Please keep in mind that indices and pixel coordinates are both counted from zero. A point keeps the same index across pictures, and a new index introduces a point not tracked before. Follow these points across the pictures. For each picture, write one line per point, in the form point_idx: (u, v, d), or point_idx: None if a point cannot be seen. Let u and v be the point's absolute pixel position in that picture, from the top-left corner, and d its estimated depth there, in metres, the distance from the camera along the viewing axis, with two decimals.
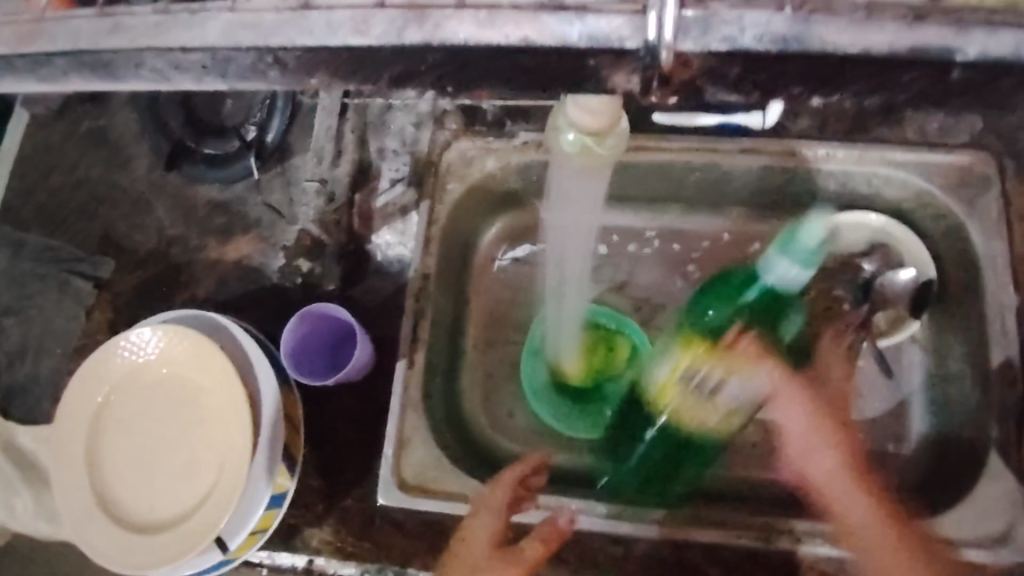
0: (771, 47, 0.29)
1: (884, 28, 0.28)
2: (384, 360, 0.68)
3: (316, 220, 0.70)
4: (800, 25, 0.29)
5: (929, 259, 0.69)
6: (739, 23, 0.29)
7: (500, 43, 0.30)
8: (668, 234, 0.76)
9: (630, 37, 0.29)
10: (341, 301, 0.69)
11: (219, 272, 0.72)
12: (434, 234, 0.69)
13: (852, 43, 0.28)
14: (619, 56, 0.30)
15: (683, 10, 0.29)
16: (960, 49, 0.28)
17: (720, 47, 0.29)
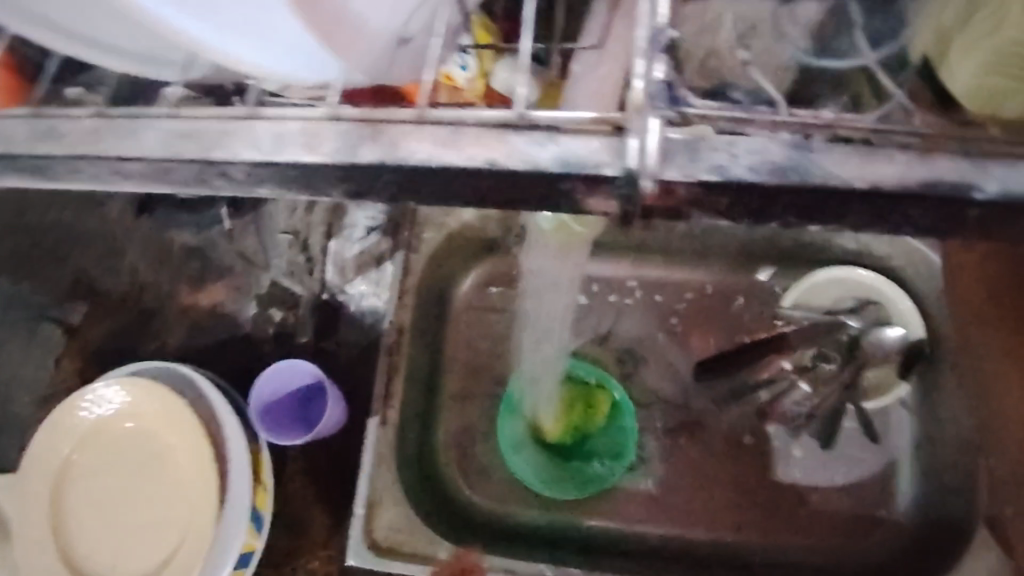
0: (767, 177, 0.27)
1: (893, 162, 0.27)
2: (356, 415, 0.66)
3: (287, 270, 0.70)
4: (799, 155, 0.27)
5: (919, 317, 0.66)
6: (732, 150, 0.27)
7: (461, 163, 0.28)
8: (650, 285, 0.74)
9: (608, 163, 0.28)
10: (314, 353, 0.68)
11: (191, 319, 0.71)
12: (409, 285, 0.68)
13: (856, 178, 0.27)
14: (596, 183, 0.28)
15: (671, 133, 0.28)
16: (978, 187, 0.27)
17: (706, 181, 0.27)
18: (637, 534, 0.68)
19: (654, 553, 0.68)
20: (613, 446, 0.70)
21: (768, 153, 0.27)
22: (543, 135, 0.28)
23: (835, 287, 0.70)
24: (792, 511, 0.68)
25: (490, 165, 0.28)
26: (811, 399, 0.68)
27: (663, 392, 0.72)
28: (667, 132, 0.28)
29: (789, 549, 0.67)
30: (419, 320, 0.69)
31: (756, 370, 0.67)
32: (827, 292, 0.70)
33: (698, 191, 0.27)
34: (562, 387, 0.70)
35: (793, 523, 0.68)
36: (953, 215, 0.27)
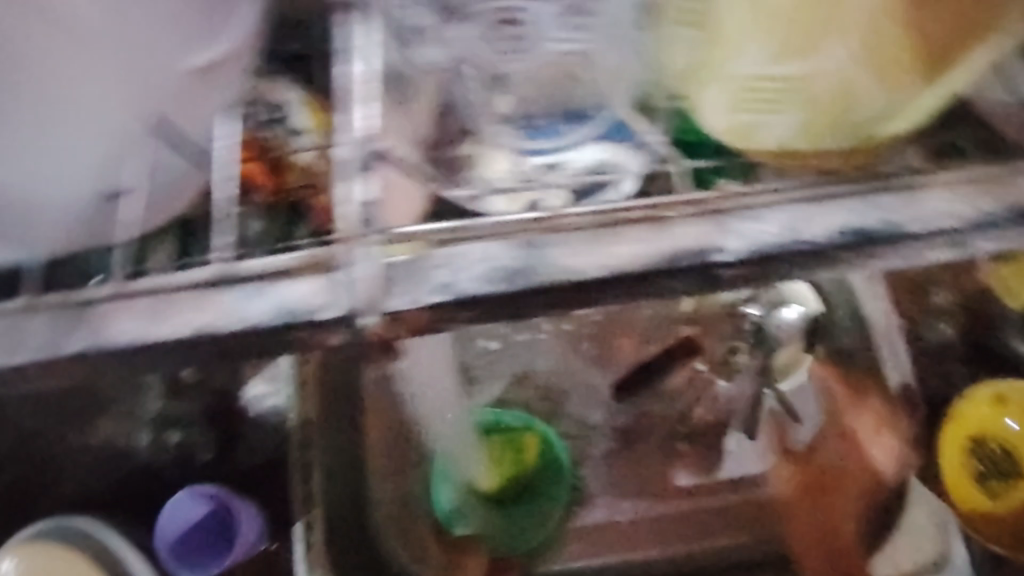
0: (491, 286, 0.32)
1: (625, 243, 0.32)
2: (280, 523, 0.63)
3: (172, 388, 0.64)
4: (547, 255, 0.32)
5: (813, 292, 0.67)
6: (451, 267, 0.32)
7: (170, 334, 0.31)
8: (557, 314, 0.72)
9: (327, 304, 0.31)
10: (222, 468, 0.64)
11: (81, 463, 0.65)
12: (307, 374, 0.64)
13: (595, 266, 0.32)
14: (321, 324, 0.31)
15: (393, 261, 0.32)
16: (719, 249, 0.32)
17: (428, 300, 0.31)
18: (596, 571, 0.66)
19: None
20: (551, 481, 0.67)
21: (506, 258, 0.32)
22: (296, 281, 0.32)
23: None
24: (742, 507, 0.67)
25: (206, 322, 0.31)
26: (730, 391, 0.68)
27: (591, 419, 0.70)
28: (385, 260, 0.32)
29: (745, 544, 0.67)
30: (326, 409, 0.65)
31: (671, 377, 0.68)
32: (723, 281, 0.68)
33: (428, 310, 0.31)
34: (479, 436, 0.65)
35: (744, 519, 0.67)
36: (713, 272, 0.32)
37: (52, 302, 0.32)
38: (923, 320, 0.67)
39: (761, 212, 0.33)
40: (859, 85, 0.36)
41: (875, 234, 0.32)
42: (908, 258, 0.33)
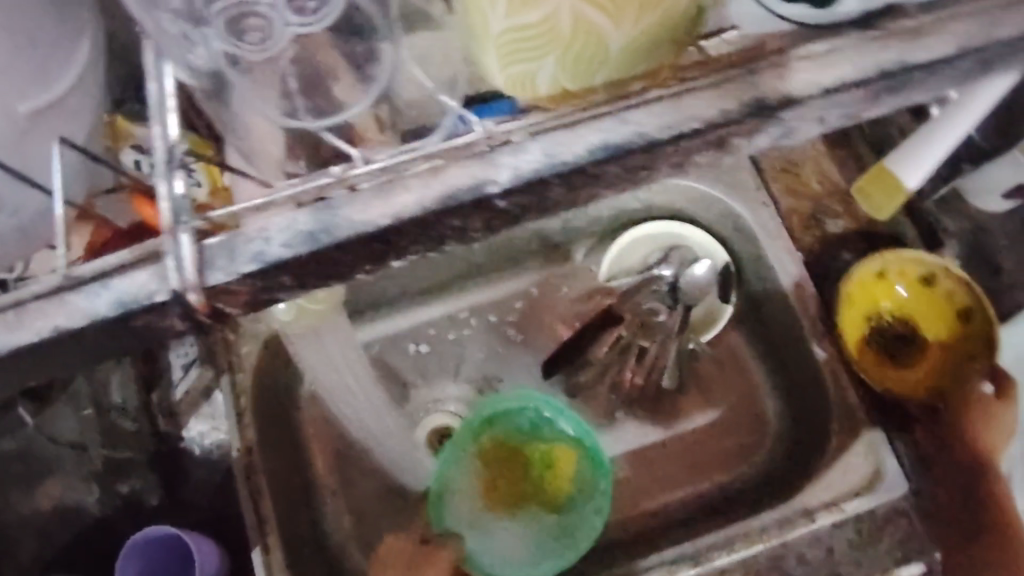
0: (289, 250, 0.32)
1: (409, 191, 0.33)
2: (239, 553, 0.64)
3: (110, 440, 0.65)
4: (333, 217, 0.33)
5: (718, 244, 0.70)
6: (264, 235, 0.32)
7: (32, 337, 0.32)
8: (482, 309, 0.75)
9: (157, 290, 0.32)
10: (175, 509, 0.65)
11: (33, 528, 0.64)
12: (245, 405, 0.65)
13: (383, 217, 0.33)
14: (157, 309, 0.32)
15: (209, 242, 0.33)
16: (493, 181, 0.33)
17: (242, 271, 0.32)
18: None
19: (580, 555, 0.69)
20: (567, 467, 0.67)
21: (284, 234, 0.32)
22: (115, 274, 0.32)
23: (641, 243, 0.72)
24: (686, 459, 0.70)
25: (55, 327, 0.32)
26: (655, 352, 0.70)
27: None
28: (204, 242, 0.33)
29: (687, 496, 0.69)
30: (269, 435, 0.66)
31: (597, 347, 0.71)
32: (633, 252, 0.72)
33: (256, 277, 0.32)
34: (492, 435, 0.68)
35: (690, 469, 0.70)
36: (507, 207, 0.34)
37: None
38: (826, 250, 0.68)
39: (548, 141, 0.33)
40: (596, 31, 0.33)
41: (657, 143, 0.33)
42: (686, 158, 0.35)
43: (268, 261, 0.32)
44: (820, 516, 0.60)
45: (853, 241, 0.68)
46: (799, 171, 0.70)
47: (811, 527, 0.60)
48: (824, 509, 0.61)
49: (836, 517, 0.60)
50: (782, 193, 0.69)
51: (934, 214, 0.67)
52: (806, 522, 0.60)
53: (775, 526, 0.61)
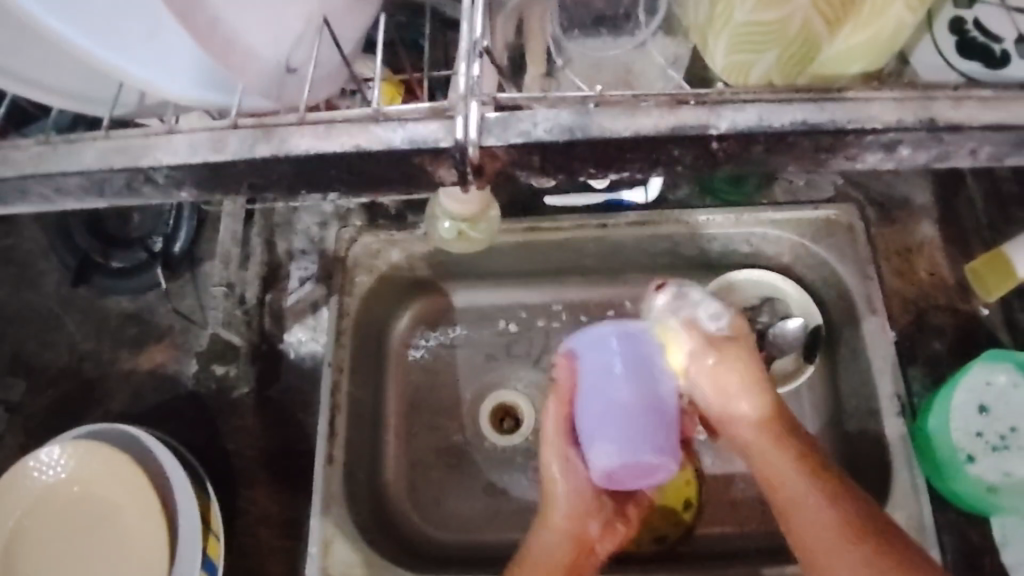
0: (558, 136, 0.35)
1: (654, 116, 0.35)
2: (299, 457, 0.70)
3: (224, 322, 0.71)
4: (684, 122, 0.35)
5: (811, 304, 0.72)
6: (533, 119, 0.35)
7: (337, 151, 0.35)
8: (575, 306, 0.79)
9: (443, 137, 0.35)
10: (257, 401, 0.71)
11: (133, 384, 0.73)
12: (346, 326, 0.71)
13: (626, 128, 0.35)
14: (438, 156, 0.35)
15: (487, 113, 0.35)
16: (713, 125, 0.35)
17: (513, 142, 0.35)
18: None
19: None
20: None
21: (766, 103, 0.36)
22: (603, 104, 0.36)
23: (739, 288, 0.73)
24: (728, 501, 0.71)
25: (345, 156, 0.36)
26: None
27: None
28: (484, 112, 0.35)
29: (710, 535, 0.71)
30: (357, 359, 0.72)
31: None
32: (732, 295, 0.73)
33: (514, 152, 0.35)
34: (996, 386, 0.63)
35: (728, 509, 0.71)
36: (789, 142, 0.36)
37: (171, 130, 0.37)
38: (920, 337, 0.68)
39: (887, 104, 0.36)
40: (818, 34, 0.46)
41: (833, 130, 0.35)
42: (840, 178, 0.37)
43: (530, 139, 0.35)
44: None
45: (950, 336, 0.68)
46: (913, 257, 0.71)
47: None
48: None
49: None
50: (893, 274, 0.70)
51: None
52: None
53: None
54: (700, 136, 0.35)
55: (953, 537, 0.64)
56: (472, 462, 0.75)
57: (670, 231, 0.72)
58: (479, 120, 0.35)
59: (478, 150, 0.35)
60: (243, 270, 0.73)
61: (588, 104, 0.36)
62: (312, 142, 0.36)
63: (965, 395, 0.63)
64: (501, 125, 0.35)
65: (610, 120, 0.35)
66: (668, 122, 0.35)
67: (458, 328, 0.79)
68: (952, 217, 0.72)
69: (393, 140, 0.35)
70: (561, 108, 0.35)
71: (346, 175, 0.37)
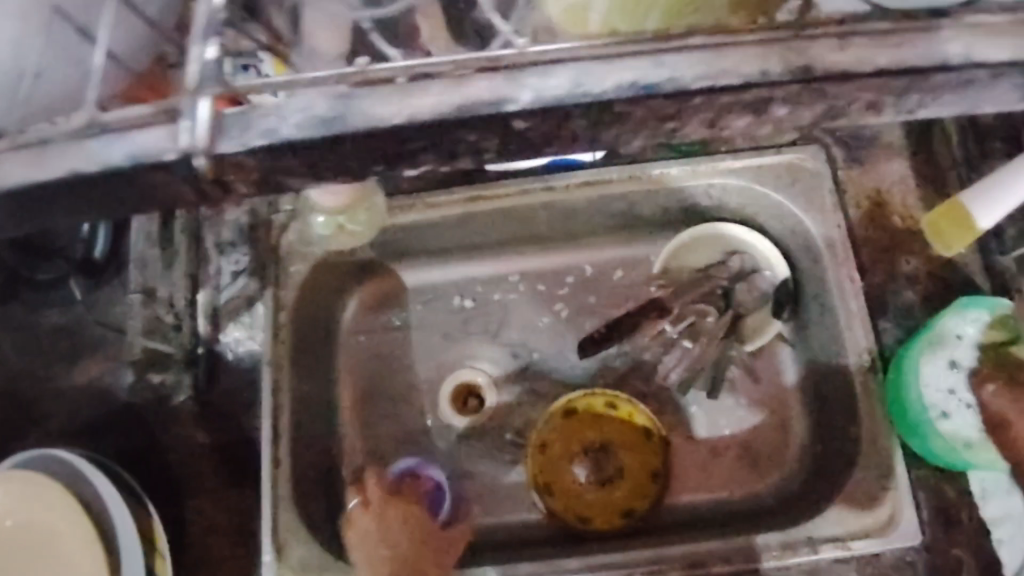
0: (304, 130, 0.35)
1: (430, 95, 0.34)
2: (247, 460, 0.67)
3: (144, 330, 0.69)
4: (471, 98, 0.34)
5: (780, 258, 0.66)
6: (280, 114, 0.35)
7: (51, 176, 0.36)
8: (532, 276, 0.74)
9: (165, 148, 0.35)
10: (198, 406, 0.68)
11: (71, 399, 0.70)
12: (282, 321, 0.67)
13: (396, 113, 0.34)
14: (157, 167, 0.35)
15: (226, 111, 0.35)
16: (512, 99, 0.34)
17: (252, 144, 0.35)
18: (524, 523, 0.69)
19: (545, 542, 0.68)
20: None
21: (583, 62, 0.34)
22: (371, 85, 0.35)
23: (703, 243, 0.69)
24: (703, 468, 0.68)
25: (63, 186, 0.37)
26: (695, 352, 0.68)
27: (559, 377, 0.72)
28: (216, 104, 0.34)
29: (681, 505, 0.67)
30: (301, 354, 0.69)
31: (637, 336, 0.68)
32: (698, 249, 0.69)
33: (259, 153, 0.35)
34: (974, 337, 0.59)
35: (704, 477, 0.67)
36: None
37: None
38: (890, 286, 0.64)
39: None
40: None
41: None
42: None
43: (264, 141, 0.35)
44: (823, 549, 0.59)
45: (923, 281, 0.64)
46: (882, 198, 0.66)
47: (812, 557, 0.59)
48: (830, 541, 0.59)
49: (840, 553, 0.59)
50: (860, 218, 0.65)
51: (1012, 273, 0.63)
52: (808, 552, 0.59)
53: (777, 547, 0.60)
54: (498, 111, 0.34)
55: (931, 493, 0.61)
56: (432, 449, 0.71)
57: (620, 189, 0.68)
58: (212, 124, 0.35)
59: (210, 159, 0.35)
60: (172, 272, 0.70)
61: (347, 86, 0.35)
62: (33, 168, 0.37)
63: (934, 346, 0.59)
64: (242, 127, 0.35)
65: (370, 105, 0.35)
66: (447, 101, 0.34)
67: (405, 314, 0.74)
68: (924, 151, 0.66)
69: (119, 158, 0.35)
70: (314, 101, 0.35)
71: (82, 197, 0.37)
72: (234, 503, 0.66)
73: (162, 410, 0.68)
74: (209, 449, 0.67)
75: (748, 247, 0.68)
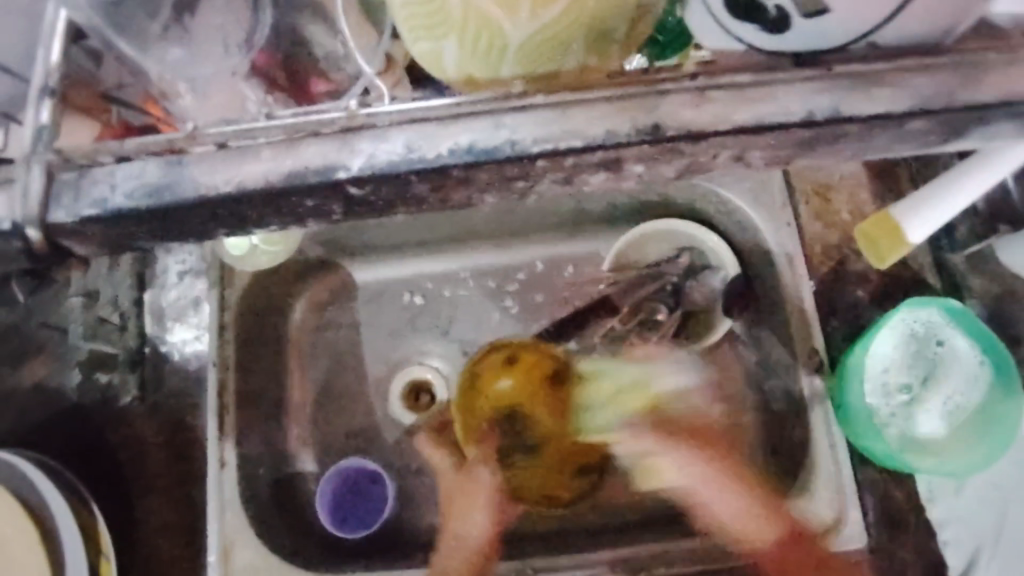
0: (139, 200, 0.34)
1: (261, 158, 0.34)
2: (195, 462, 0.66)
3: (88, 335, 0.66)
4: (314, 162, 0.34)
5: (729, 254, 0.65)
6: (110, 181, 0.34)
7: None
8: (482, 273, 0.73)
9: (5, 215, 0.34)
10: (145, 408, 0.67)
11: (16, 399, 0.68)
12: (229, 320, 0.66)
13: (224, 180, 0.34)
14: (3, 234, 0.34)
15: (63, 176, 0.34)
16: (343, 167, 0.34)
17: (82, 215, 0.34)
18: None
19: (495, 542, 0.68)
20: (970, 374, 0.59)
21: (417, 126, 0.34)
22: (209, 152, 0.34)
23: (652, 241, 0.68)
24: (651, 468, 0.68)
25: None
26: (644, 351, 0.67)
27: None
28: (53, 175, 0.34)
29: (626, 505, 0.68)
30: (248, 353, 0.68)
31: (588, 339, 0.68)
32: (647, 246, 0.68)
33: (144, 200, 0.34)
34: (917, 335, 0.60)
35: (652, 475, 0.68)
36: None
37: None
38: (841, 284, 0.64)
39: None
40: (494, 22, 0.33)
41: None
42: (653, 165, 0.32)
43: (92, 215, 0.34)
44: None
45: (872, 279, 0.63)
46: (833, 196, 0.65)
47: None
48: None
49: None
50: (810, 216, 0.65)
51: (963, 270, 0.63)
52: None
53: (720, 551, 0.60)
54: (330, 181, 0.34)
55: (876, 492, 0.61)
56: (384, 446, 0.71)
57: None
58: (44, 194, 0.34)
59: (42, 230, 0.34)
60: (116, 270, 0.68)
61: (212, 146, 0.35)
62: None
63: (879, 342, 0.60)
64: (72, 196, 0.34)
65: (197, 174, 0.34)
66: (273, 171, 0.34)
67: (355, 309, 0.74)
68: None
69: None
70: (143, 168, 0.34)
71: None
72: (183, 505, 0.66)
73: (110, 412, 0.67)
74: (157, 450, 0.67)
75: (699, 245, 0.67)
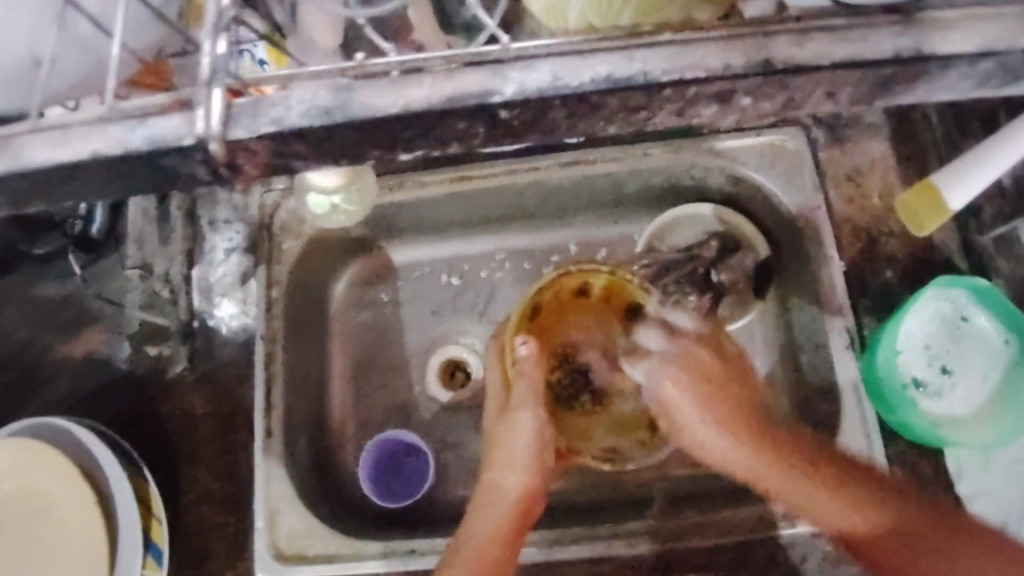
0: (312, 120, 0.36)
1: (421, 87, 0.36)
2: (241, 432, 0.68)
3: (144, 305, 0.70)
4: (464, 88, 0.36)
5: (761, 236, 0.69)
6: (287, 102, 0.36)
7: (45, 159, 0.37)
8: (518, 254, 0.75)
9: (184, 133, 0.36)
10: (194, 379, 0.69)
11: (71, 369, 0.71)
12: (276, 296, 0.68)
13: (392, 102, 0.36)
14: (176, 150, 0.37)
15: (232, 100, 0.37)
16: (497, 92, 0.36)
17: (260, 129, 0.36)
18: None
19: None
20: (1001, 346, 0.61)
21: (561, 59, 0.36)
22: (375, 79, 0.37)
23: (685, 223, 0.71)
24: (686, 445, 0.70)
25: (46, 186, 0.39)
26: None
27: None
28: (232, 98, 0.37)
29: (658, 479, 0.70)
30: (294, 327, 0.70)
31: None
32: (680, 228, 0.71)
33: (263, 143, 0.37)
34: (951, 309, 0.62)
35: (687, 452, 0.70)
36: None
37: None
38: (871, 265, 0.66)
39: None
40: None
41: None
42: None
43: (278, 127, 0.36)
44: (799, 523, 0.62)
45: (900, 260, 0.65)
46: (863, 180, 0.67)
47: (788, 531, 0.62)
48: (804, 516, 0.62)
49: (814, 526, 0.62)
50: (841, 199, 0.67)
51: (990, 251, 0.65)
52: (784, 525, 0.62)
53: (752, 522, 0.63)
54: (485, 104, 0.36)
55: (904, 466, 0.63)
56: (422, 421, 0.73)
57: (606, 168, 0.69)
58: (228, 113, 0.36)
59: (223, 142, 0.36)
60: (168, 246, 0.71)
61: (348, 77, 0.37)
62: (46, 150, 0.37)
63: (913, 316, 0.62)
64: (252, 115, 0.36)
65: (370, 96, 0.36)
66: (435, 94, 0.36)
67: (395, 288, 0.76)
68: (904, 134, 0.67)
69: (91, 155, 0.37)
70: (316, 92, 0.37)
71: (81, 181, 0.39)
72: (229, 474, 0.68)
73: (160, 383, 0.69)
74: (205, 421, 0.69)
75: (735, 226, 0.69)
